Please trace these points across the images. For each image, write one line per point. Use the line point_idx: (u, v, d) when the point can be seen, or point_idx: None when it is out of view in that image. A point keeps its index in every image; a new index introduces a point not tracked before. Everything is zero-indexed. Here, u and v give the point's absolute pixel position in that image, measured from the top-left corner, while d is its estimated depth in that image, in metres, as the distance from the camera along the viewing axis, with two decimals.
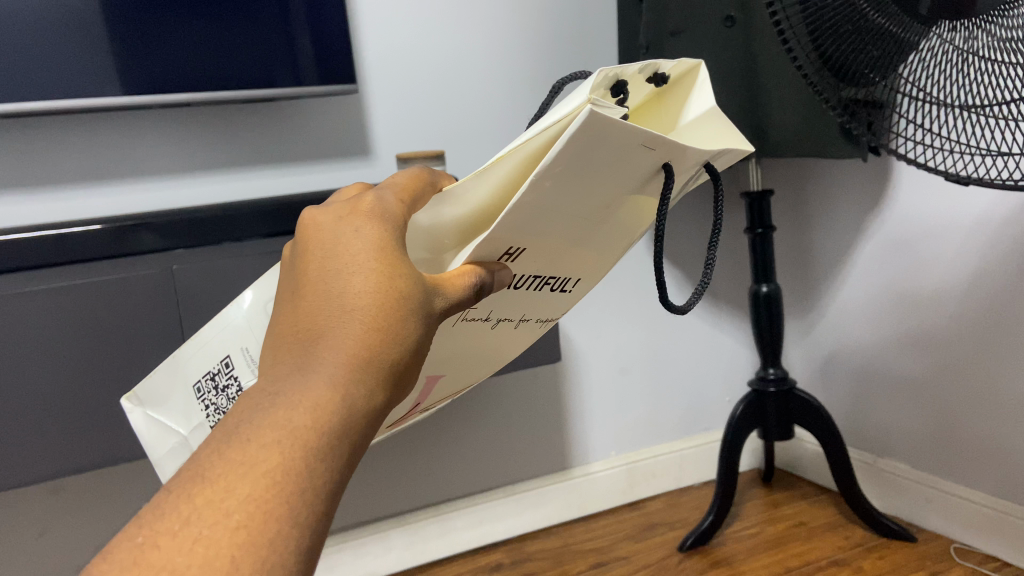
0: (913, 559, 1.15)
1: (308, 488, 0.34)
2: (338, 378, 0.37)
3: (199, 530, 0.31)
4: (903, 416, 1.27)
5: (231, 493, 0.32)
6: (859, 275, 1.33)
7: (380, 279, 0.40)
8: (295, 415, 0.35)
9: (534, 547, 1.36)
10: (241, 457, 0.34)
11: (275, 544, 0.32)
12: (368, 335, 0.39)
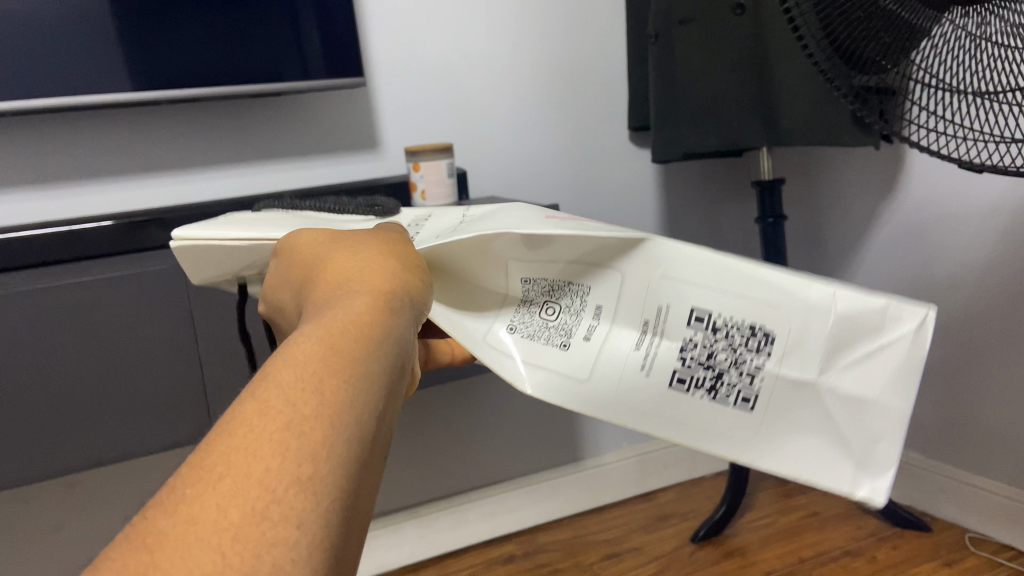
0: (929, 549, 1.14)
1: (312, 417, 0.29)
2: (328, 332, 0.33)
3: (183, 490, 0.26)
4: (918, 406, 1.26)
5: (216, 448, 0.27)
6: (871, 264, 1.32)
7: (360, 278, 0.39)
8: (282, 370, 0.31)
9: (547, 539, 1.36)
10: (227, 420, 0.29)
11: (270, 481, 0.26)
12: (357, 306, 0.36)
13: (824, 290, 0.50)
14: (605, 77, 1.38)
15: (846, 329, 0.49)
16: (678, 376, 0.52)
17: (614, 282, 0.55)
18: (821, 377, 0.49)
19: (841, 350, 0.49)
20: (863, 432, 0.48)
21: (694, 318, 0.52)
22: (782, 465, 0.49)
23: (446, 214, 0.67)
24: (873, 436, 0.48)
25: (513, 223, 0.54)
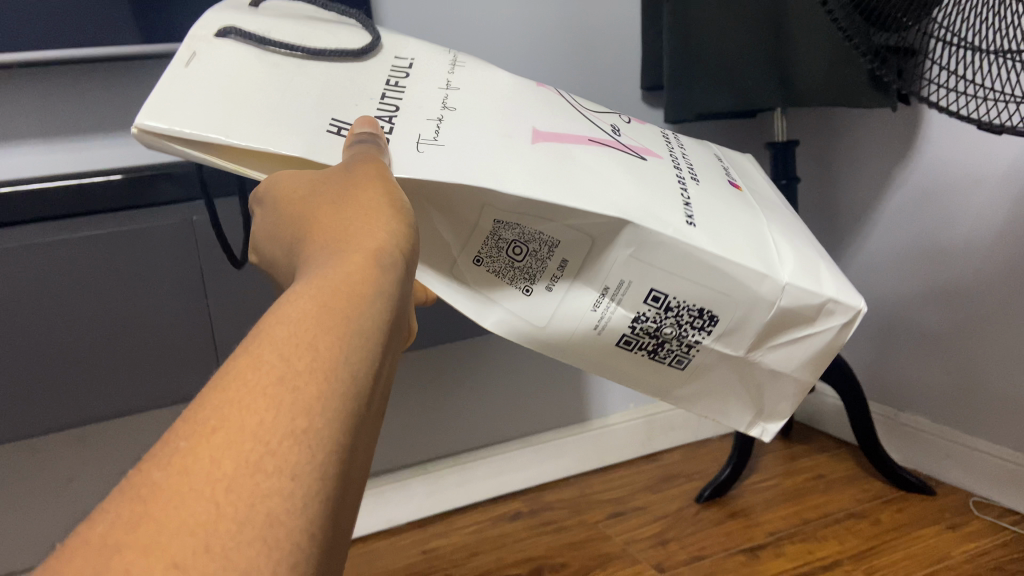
0: (932, 512, 1.15)
1: (305, 374, 0.28)
2: (322, 287, 0.33)
3: (176, 445, 0.25)
4: (926, 371, 1.26)
5: (211, 403, 0.27)
6: (885, 227, 1.31)
7: (357, 228, 0.38)
8: (278, 327, 0.30)
9: (553, 497, 1.38)
10: (223, 373, 0.28)
11: (262, 434, 0.26)
12: (352, 259, 0.35)
13: (773, 288, 0.59)
14: (617, 33, 1.36)
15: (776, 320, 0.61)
16: (626, 338, 0.62)
17: (584, 243, 0.59)
18: (750, 353, 0.64)
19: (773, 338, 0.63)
20: (769, 392, 0.67)
21: (652, 297, 0.60)
22: (697, 404, 0.68)
23: (431, 68, 0.63)
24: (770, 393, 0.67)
25: (494, 171, 0.53)
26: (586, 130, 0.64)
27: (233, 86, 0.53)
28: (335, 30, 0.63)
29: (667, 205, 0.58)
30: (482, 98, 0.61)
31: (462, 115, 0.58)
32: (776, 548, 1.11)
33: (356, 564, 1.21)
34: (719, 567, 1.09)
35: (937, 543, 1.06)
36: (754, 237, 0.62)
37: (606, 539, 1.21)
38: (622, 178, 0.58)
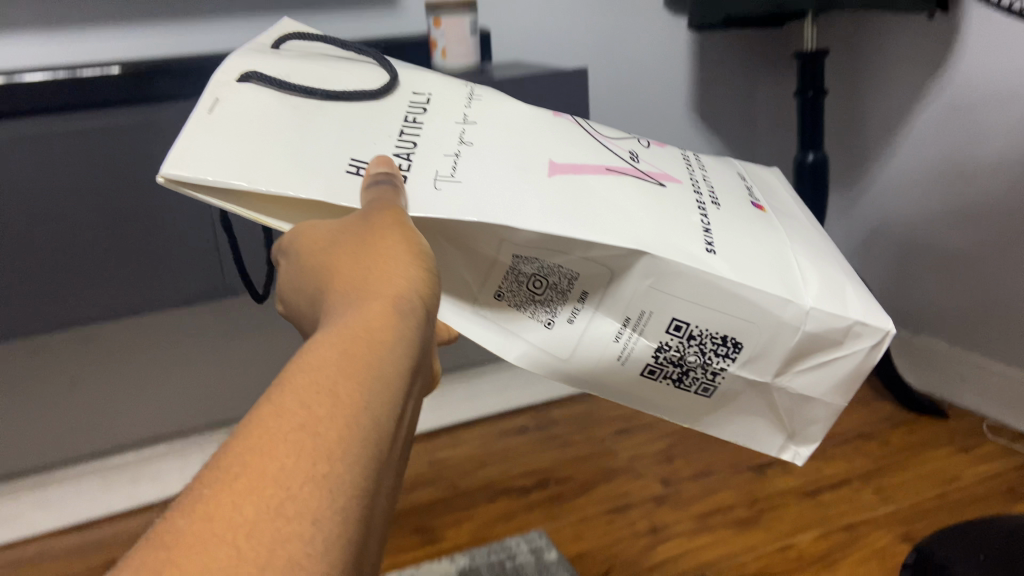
0: (944, 435, 1.14)
1: (323, 420, 0.28)
2: (340, 334, 0.32)
3: (198, 492, 0.26)
4: (947, 293, 1.23)
5: (231, 449, 0.27)
6: (912, 144, 1.25)
7: (377, 275, 0.38)
8: (299, 372, 0.30)
9: (559, 414, 1.36)
10: (248, 418, 0.28)
11: (284, 480, 0.26)
12: (372, 306, 0.35)
13: (796, 311, 0.51)
14: None
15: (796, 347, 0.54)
16: (649, 368, 0.54)
17: (604, 277, 0.52)
18: (777, 378, 0.54)
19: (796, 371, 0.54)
20: (802, 420, 0.56)
21: (674, 326, 0.53)
22: (726, 431, 0.58)
23: (448, 101, 0.56)
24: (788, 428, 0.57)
25: (512, 207, 0.48)
26: (607, 155, 0.56)
27: (253, 125, 0.48)
28: (355, 69, 0.57)
29: (686, 229, 0.52)
30: (506, 131, 0.55)
31: (481, 146, 0.52)
32: (783, 468, 1.11)
33: None
34: (724, 486, 1.09)
35: (948, 466, 1.05)
36: (777, 256, 0.54)
37: (612, 455, 1.21)
38: (639, 204, 0.52)
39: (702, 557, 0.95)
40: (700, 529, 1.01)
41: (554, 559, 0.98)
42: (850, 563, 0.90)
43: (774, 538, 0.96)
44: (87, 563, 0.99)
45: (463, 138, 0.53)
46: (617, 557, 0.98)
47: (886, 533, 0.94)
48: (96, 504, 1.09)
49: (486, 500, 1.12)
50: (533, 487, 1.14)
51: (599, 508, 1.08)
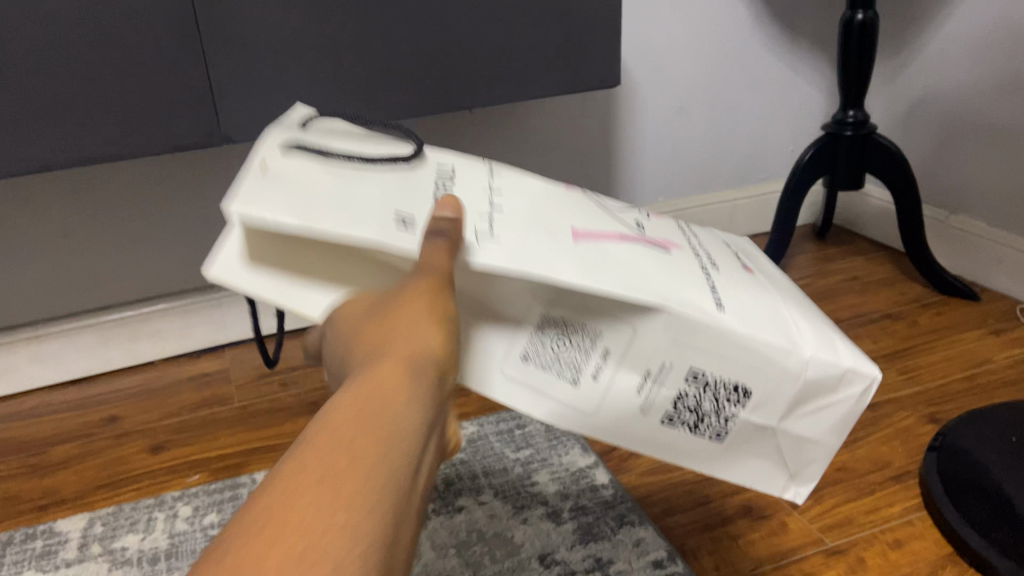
0: (974, 317, 1.09)
1: (344, 477, 0.30)
2: (356, 394, 0.34)
3: (229, 544, 0.28)
4: (991, 171, 1.16)
5: (261, 503, 0.29)
6: (972, 4, 1.14)
7: (392, 329, 0.39)
8: (318, 433, 0.32)
9: None
10: (275, 475, 0.30)
11: (306, 528, 0.28)
12: (386, 365, 0.36)
13: (800, 362, 0.48)
14: None
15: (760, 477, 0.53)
16: (668, 417, 0.50)
17: (626, 331, 0.48)
18: (780, 424, 0.51)
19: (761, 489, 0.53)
20: (802, 459, 0.52)
21: (692, 374, 0.48)
22: (734, 475, 0.53)
23: (470, 173, 0.50)
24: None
25: (543, 257, 0.43)
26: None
27: (312, 183, 0.42)
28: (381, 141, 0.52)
29: (696, 283, 0.48)
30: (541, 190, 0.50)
31: (522, 205, 0.48)
32: None
33: None
34: None
35: (979, 348, 1.02)
36: (773, 308, 0.50)
37: None
38: (654, 259, 0.48)
39: None
40: None
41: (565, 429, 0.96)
42: (871, 441, 0.88)
43: None
44: (89, 418, 0.99)
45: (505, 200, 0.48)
46: None
47: (909, 414, 0.92)
48: (96, 360, 1.08)
49: None
50: None
51: None
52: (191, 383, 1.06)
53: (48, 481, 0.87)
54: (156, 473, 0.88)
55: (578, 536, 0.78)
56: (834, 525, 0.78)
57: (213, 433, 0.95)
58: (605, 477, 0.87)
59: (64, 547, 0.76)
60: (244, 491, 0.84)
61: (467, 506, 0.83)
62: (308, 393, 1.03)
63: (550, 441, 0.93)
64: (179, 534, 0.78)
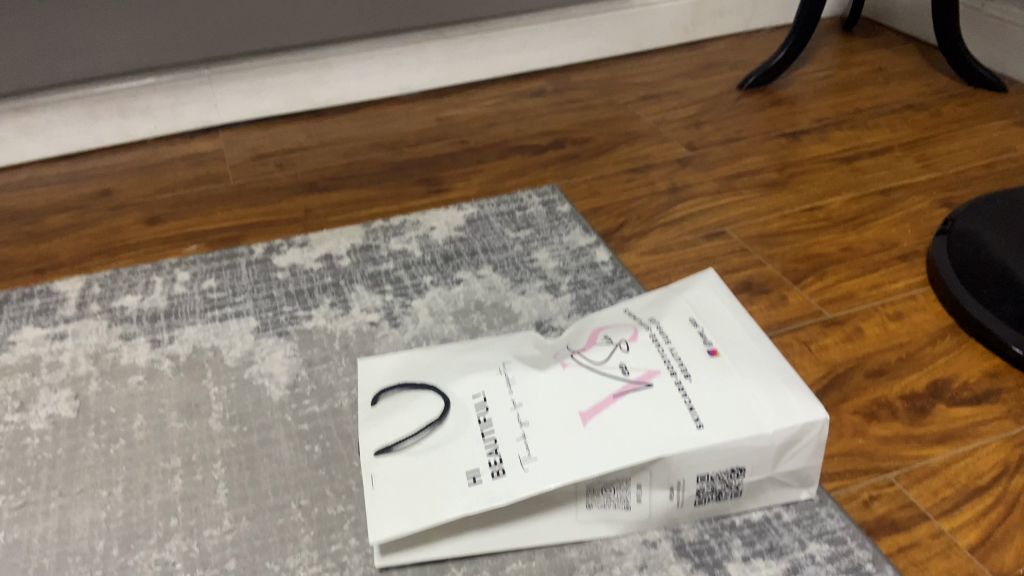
0: (998, 110, 1.07)
1: None
2: None
3: None
4: None
5: None
6: None
7: None
8: None
9: (580, 79, 1.25)
10: None
11: None
12: None
13: (771, 457, 0.54)
14: None
15: (788, 406, 0.54)
16: (682, 547, 0.54)
17: (638, 472, 0.53)
18: (773, 475, 0.55)
19: (779, 499, 0.57)
20: (803, 457, 0.54)
21: (695, 497, 0.54)
22: (750, 504, 0.56)
23: (496, 396, 0.58)
24: (765, 504, 0.56)
25: (556, 475, 0.51)
26: (600, 382, 0.57)
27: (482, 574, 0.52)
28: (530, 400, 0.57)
29: (677, 413, 0.54)
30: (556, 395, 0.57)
31: (540, 429, 0.55)
32: (820, 135, 1.05)
33: (365, 126, 1.13)
34: (755, 150, 1.03)
35: (999, 138, 1.01)
36: (751, 384, 0.56)
37: (635, 119, 1.12)
38: (646, 413, 0.54)
39: (721, 217, 0.90)
40: (724, 190, 0.95)
41: (568, 212, 0.92)
42: (880, 224, 0.87)
43: (802, 201, 0.92)
44: (84, 192, 0.99)
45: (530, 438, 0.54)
46: (632, 213, 0.92)
47: (923, 199, 0.91)
48: (87, 136, 1.08)
49: (497, 156, 1.05)
50: (548, 147, 1.07)
51: (617, 169, 1.01)
52: (185, 162, 1.05)
53: (44, 248, 0.88)
54: (152, 244, 0.89)
55: (576, 306, 0.77)
56: (834, 300, 0.77)
57: (210, 208, 0.95)
58: (606, 255, 0.84)
59: (62, 306, 0.78)
60: (241, 262, 0.85)
61: (465, 280, 0.82)
62: (306, 174, 1.02)
63: (552, 222, 0.90)
64: (178, 296, 0.80)
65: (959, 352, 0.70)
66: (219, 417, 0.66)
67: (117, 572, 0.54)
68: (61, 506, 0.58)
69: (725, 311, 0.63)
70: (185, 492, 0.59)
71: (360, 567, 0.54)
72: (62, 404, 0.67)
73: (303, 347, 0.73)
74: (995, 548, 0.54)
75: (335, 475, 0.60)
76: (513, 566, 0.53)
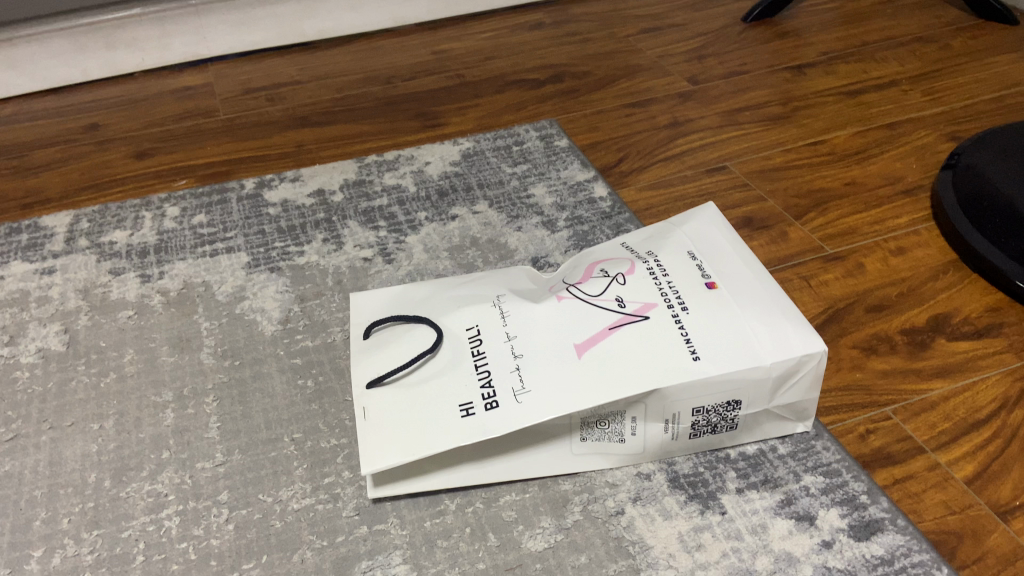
0: (1009, 43, 1.04)
1: None
2: None
3: None
4: None
5: None
6: None
7: None
8: None
9: (580, 11, 1.21)
10: None
11: None
12: None
13: (767, 390, 0.53)
14: None
15: (787, 340, 0.53)
16: (676, 479, 0.54)
17: (633, 405, 0.52)
18: (769, 408, 0.54)
19: (774, 432, 0.56)
20: (800, 391, 0.54)
21: (690, 430, 0.54)
22: (745, 437, 0.56)
23: (490, 329, 0.57)
24: (760, 437, 0.56)
25: (550, 408, 0.51)
26: (596, 314, 0.56)
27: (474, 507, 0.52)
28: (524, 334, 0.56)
29: (673, 346, 0.53)
30: (550, 329, 0.56)
31: (534, 363, 0.54)
32: (826, 68, 1.02)
33: (358, 60, 1.10)
34: (759, 84, 1.00)
35: (1010, 71, 0.98)
36: (749, 317, 0.54)
37: (635, 53, 1.09)
38: (642, 346, 0.53)
39: (722, 152, 0.88)
40: (726, 124, 0.93)
41: (566, 147, 0.90)
42: (885, 159, 0.85)
43: (805, 136, 0.90)
44: (71, 126, 0.97)
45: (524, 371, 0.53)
46: (632, 148, 0.90)
47: (930, 133, 0.89)
48: (73, 69, 1.06)
49: (494, 90, 1.02)
50: (546, 81, 1.04)
51: (616, 103, 0.98)
52: (174, 96, 1.03)
53: (31, 183, 0.87)
54: (140, 178, 0.87)
55: (573, 242, 0.76)
56: (836, 235, 0.76)
57: (199, 142, 0.93)
58: (604, 191, 0.82)
59: (50, 241, 0.77)
60: (232, 197, 0.83)
61: (461, 216, 0.80)
62: (297, 108, 1.00)
63: (549, 158, 0.88)
64: (167, 231, 0.78)
65: (962, 287, 0.69)
66: (210, 351, 0.65)
67: (109, 503, 0.54)
68: (52, 438, 0.58)
69: (724, 244, 0.62)
70: (177, 425, 0.59)
71: (353, 499, 0.54)
72: (52, 339, 0.66)
73: (295, 283, 0.72)
74: (991, 480, 0.54)
75: (329, 409, 0.60)
76: (506, 498, 0.54)
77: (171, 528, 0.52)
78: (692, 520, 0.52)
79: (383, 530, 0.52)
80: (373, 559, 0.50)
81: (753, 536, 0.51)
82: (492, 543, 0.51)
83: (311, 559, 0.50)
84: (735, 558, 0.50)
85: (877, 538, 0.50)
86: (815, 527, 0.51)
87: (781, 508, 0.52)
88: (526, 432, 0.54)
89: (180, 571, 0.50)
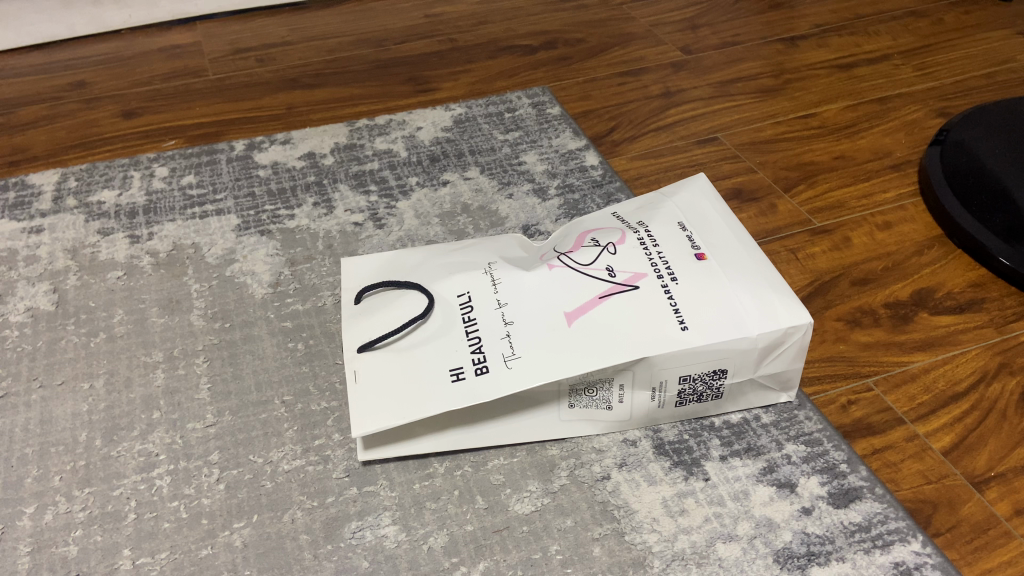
0: (1001, 19, 1.04)
1: None
2: None
3: None
4: None
5: None
6: None
7: None
8: None
9: None
10: None
11: None
12: None
13: (753, 360, 0.54)
14: None
15: (774, 312, 0.54)
16: (661, 447, 0.55)
17: (621, 372, 0.53)
18: (754, 378, 0.55)
19: (758, 401, 0.57)
20: (784, 361, 0.55)
21: (677, 398, 0.55)
22: (729, 406, 0.57)
23: (480, 296, 0.58)
24: (744, 406, 0.57)
25: (541, 375, 0.51)
26: (586, 282, 0.57)
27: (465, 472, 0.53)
28: (515, 302, 0.57)
29: (663, 316, 0.54)
30: (541, 296, 0.57)
31: (524, 330, 0.54)
32: (818, 41, 1.02)
33: (349, 22, 1.09)
34: (752, 55, 1.00)
35: (1001, 48, 0.98)
36: (738, 289, 0.55)
37: (629, 21, 1.08)
38: (631, 315, 0.54)
39: (713, 123, 0.89)
40: (718, 95, 0.93)
41: (558, 115, 0.90)
42: (875, 133, 0.86)
43: (797, 108, 0.90)
44: (56, 83, 0.96)
45: (514, 338, 0.54)
46: (623, 118, 0.90)
47: (920, 108, 0.89)
48: (57, 25, 1.04)
49: (487, 55, 1.02)
50: (539, 48, 1.03)
51: (609, 72, 0.98)
52: (161, 54, 1.02)
53: (18, 140, 0.86)
54: (128, 138, 0.86)
55: (564, 211, 0.76)
56: (824, 209, 0.76)
57: (188, 103, 0.92)
58: (595, 160, 0.82)
59: (38, 200, 0.77)
60: (221, 158, 0.82)
61: (452, 182, 0.80)
62: (287, 70, 0.99)
63: (541, 125, 0.88)
64: (156, 192, 0.78)
65: (946, 262, 0.70)
66: (200, 313, 0.65)
67: (101, 461, 0.54)
68: (42, 397, 0.58)
69: (714, 216, 0.62)
70: (168, 386, 0.59)
71: (344, 461, 0.54)
72: (40, 298, 0.66)
73: (286, 246, 0.72)
74: (968, 451, 0.55)
75: (319, 371, 0.60)
76: (494, 463, 0.55)
77: (162, 488, 0.53)
78: (675, 486, 0.53)
79: (372, 492, 0.53)
80: (362, 520, 0.51)
81: (735, 501, 0.52)
82: (479, 505, 0.52)
83: (301, 519, 0.51)
84: (718, 523, 0.51)
85: (855, 506, 0.52)
86: (795, 494, 0.52)
87: (762, 475, 0.53)
88: (517, 399, 0.54)
89: (171, 529, 0.51)
